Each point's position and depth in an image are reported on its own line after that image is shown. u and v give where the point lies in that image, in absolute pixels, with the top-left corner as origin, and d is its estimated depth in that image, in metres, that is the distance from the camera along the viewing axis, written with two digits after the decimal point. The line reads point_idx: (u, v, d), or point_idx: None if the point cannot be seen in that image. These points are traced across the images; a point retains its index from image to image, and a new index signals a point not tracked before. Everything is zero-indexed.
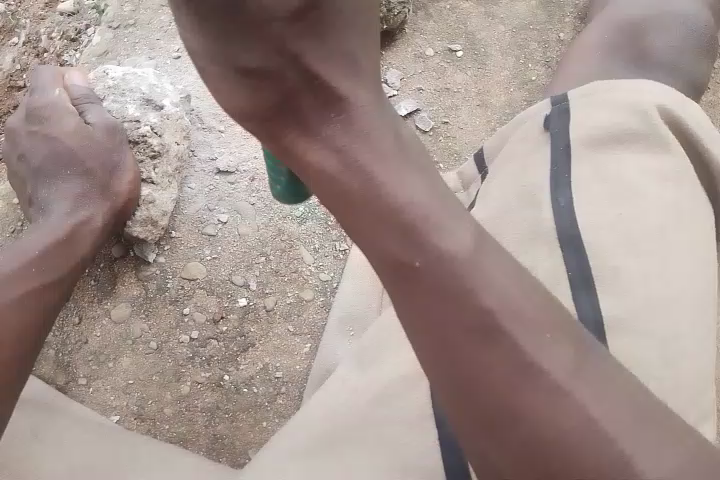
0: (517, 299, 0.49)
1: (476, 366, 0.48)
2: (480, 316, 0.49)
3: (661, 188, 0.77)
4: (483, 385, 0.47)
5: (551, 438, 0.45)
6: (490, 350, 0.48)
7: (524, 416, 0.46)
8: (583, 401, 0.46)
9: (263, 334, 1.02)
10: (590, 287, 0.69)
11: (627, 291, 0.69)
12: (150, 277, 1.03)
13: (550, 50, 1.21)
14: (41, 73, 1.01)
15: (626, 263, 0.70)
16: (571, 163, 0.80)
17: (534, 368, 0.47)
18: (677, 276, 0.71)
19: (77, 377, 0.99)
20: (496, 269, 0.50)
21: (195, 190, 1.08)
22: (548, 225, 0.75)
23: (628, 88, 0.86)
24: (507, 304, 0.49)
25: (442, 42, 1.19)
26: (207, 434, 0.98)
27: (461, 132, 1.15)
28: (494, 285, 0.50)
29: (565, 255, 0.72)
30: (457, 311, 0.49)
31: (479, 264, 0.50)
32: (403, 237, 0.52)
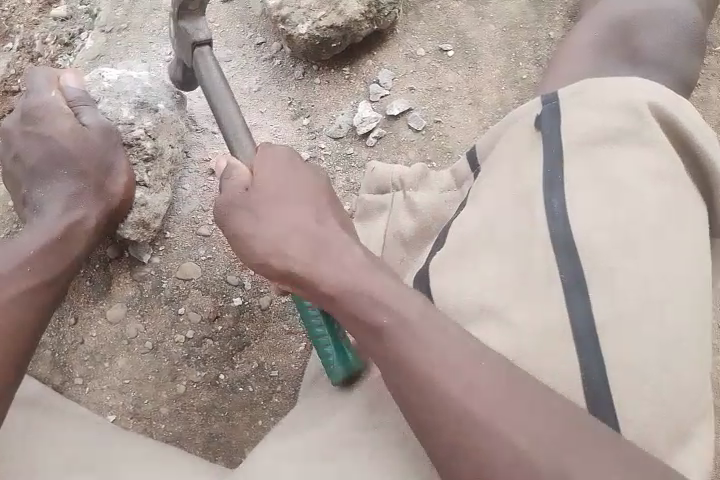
0: (459, 350, 0.63)
1: (431, 414, 0.61)
2: (424, 372, 0.62)
3: (656, 186, 0.77)
4: (433, 428, 0.61)
5: (488, 461, 0.59)
6: (434, 400, 0.61)
7: (466, 447, 0.59)
8: (509, 431, 0.59)
9: (258, 334, 1.03)
10: (583, 289, 0.71)
11: (622, 292, 0.70)
12: (144, 277, 1.04)
13: (540, 49, 1.22)
14: (35, 76, 1.00)
15: (620, 262, 0.72)
16: (562, 164, 0.82)
17: (469, 410, 0.60)
18: (670, 273, 0.72)
19: (73, 376, 0.99)
20: (434, 334, 0.64)
21: (189, 191, 1.09)
22: (540, 226, 0.77)
23: (621, 85, 0.86)
24: (444, 360, 0.62)
25: (433, 41, 1.20)
26: (204, 432, 0.99)
27: (453, 131, 1.16)
28: (442, 344, 0.63)
29: (558, 258, 0.74)
30: (415, 367, 0.63)
31: (429, 325, 0.64)
32: (364, 314, 0.66)
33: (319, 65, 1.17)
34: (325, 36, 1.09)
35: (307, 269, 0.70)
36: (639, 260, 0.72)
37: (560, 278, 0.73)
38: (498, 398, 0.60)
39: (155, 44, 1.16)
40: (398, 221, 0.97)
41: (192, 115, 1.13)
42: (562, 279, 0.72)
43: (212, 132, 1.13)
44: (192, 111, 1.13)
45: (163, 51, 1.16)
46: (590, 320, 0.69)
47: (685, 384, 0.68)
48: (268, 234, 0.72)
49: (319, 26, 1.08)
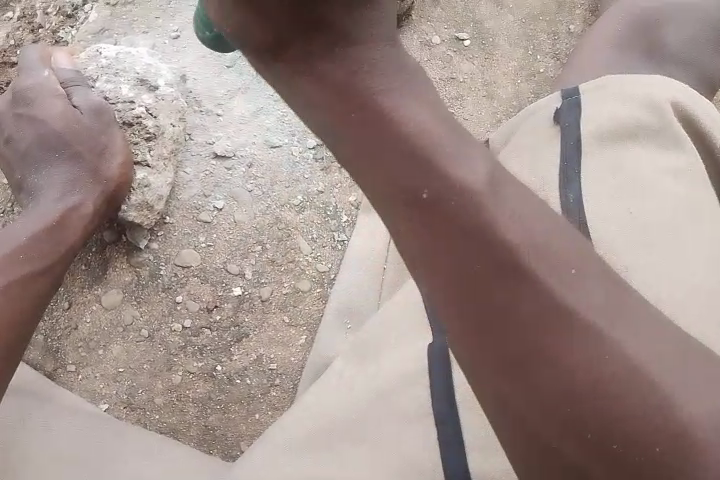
0: (535, 239, 0.51)
1: (509, 313, 0.49)
2: (506, 255, 0.50)
3: (676, 184, 0.74)
4: (513, 330, 0.49)
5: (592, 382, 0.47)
6: (515, 292, 0.49)
7: (561, 361, 0.47)
8: (618, 342, 0.47)
9: (258, 325, 1.00)
10: None
11: (635, 291, 0.66)
12: (142, 263, 1.00)
13: (559, 42, 1.18)
14: (26, 52, 0.96)
15: (635, 261, 0.68)
16: (580, 158, 0.79)
17: (564, 310, 0.49)
18: (689, 273, 0.67)
19: (65, 363, 0.96)
20: (509, 205, 0.52)
21: (190, 175, 1.05)
22: (556, 219, 0.74)
23: (643, 80, 0.83)
24: (530, 240, 0.51)
25: (449, 30, 1.16)
26: (199, 425, 0.96)
27: (466, 123, 1.12)
28: (516, 228, 0.51)
29: None
30: (483, 257, 0.50)
31: (502, 202, 0.52)
32: (418, 167, 0.53)
33: None
34: None
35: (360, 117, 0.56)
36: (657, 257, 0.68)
37: None
38: (598, 305, 0.49)
39: (160, 21, 1.12)
40: None
41: (196, 96, 1.09)
42: None
43: (216, 114, 1.08)
44: (196, 92, 1.09)
45: (169, 28, 1.12)
46: None
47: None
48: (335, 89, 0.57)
49: None
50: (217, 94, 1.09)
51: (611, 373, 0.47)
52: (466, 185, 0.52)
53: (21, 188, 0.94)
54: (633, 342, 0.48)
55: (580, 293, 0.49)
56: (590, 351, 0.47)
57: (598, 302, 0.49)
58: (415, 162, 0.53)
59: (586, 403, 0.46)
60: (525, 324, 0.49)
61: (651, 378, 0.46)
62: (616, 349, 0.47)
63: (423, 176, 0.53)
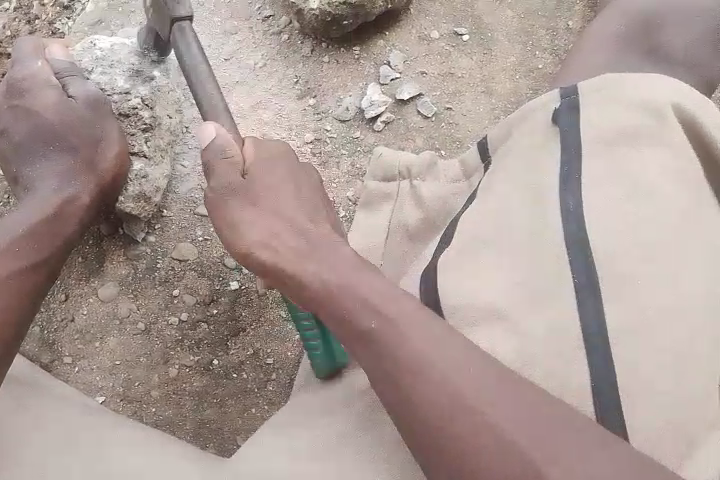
0: (436, 347, 0.60)
1: (411, 368, 0.60)
2: (402, 358, 0.60)
3: (674, 186, 0.75)
4: (407, 386, 0.60)
5: (467, 438, 0.56)
6: (418, 379, 0.59)
7: (434, 422, 0.58)
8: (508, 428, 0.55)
9: (255, 319, 1.00)
10: (596, 291, 0.68)
11: (630, 297, 0.67)
12: (139, 256, 1.00)
13: (558, 38, 1.18)
14: (19, 44, 0.95)
15: (634, 269, 0.69)
16: (581, 161, 0.79)
17: (452, 390, 0.58)
18: (684, 281, 0.68)
19: (62, 355, 0.97)
20: (417, 334, 0.61)
21: (187, 168, 1.05)
22: (554, 223, 0.74)
23: (641, 80, 0.84)
24: (426, 346, 0.60)
25: (448, 24, 1.16)
26: (194, 418, 0.96)
27: (464, 119, 1.12)
28: (427, 337, 0.61)
29: (571, 256, 0.71)
30: (389, 360, 0.61)
31: (408, 315, 0.62)
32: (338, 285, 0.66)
33: (328, 44, 1.12)
34: (337, 13, 1.05)
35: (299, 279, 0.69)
36: (653, 262, 0.69)
37: (571, 279, 0.70)
38: (487, 382, 0.57)
39: None
40: (403, 213, 0.96)
41: (193, 89, 1.09)
42: (577, 279, 0.69)
43: None
44: None
45: None
46: (601, 322, 0.66)
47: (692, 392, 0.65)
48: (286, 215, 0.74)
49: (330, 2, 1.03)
50: None
51: (498, 437, 0.55)
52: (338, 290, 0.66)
53: (17, 181, 0.93)
54: (510, 416, 0.55)
55: (458, 372, 0.58)
56: (466, 414, 0.57)
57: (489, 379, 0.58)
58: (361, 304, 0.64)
59: (458, 443, 0.56)
60: (432, 393, 0.59)
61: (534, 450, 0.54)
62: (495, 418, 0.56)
63: (366, 309, 0.64)
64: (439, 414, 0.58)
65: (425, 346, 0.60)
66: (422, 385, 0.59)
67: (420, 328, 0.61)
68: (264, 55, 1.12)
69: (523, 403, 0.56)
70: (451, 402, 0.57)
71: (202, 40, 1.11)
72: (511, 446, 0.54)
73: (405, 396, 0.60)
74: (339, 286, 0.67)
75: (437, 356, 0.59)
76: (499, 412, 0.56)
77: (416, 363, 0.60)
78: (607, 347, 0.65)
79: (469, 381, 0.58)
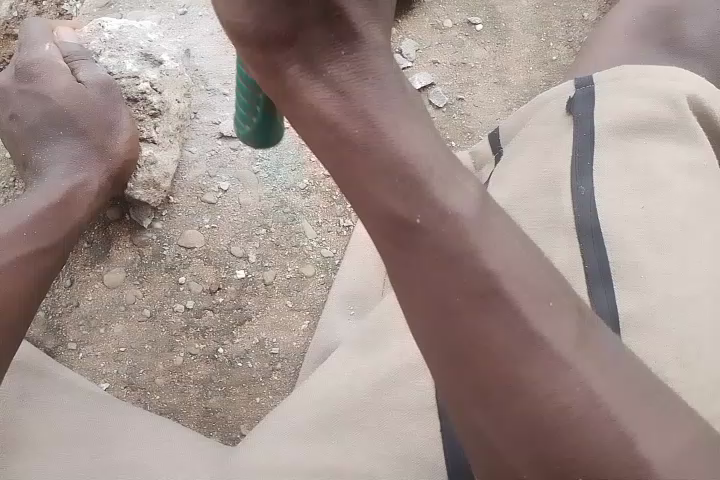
0: (513, 267, 0.51)
1: (478, 310, 0.49)
2: (478, 279, 0.50)
3: (692, 182, 0.74)
4: (465, 320, 0.49)
5: (526, 379, 0.48)
6: (487, 314, 0.49)
7: (496, 365, 0.48)
8: (582, 375, 0.48)
9: (261, 308, 0.99)
10: (608, 280, 0.67)
11: (646, 289, 0.66)
12: (146, 243, 0.99)
13: (574, 30, 1.16)
14: (29, 27, 0.94)
15: (648, 258, 0.68)
16: (595, 149, 0.78)
17: (533, 336, 0.49)
18: (698, 273, 0.67)
19: (67, 341, 0.96)
20: (496, 249, 0.51)
21: (196, 154, 1.04)
22: (568, 213, 0.74)
23: (661, 72, 0.82)
24: (505, 268, 0.51)
25: (461, 14, 1.14)
26: (199, 406, 0.96)
27: (476, 110, 1.10)
28: (501, 264, 0.51)
29: (582, 244, 0.70)
30: (453, 283, 0.50)
31: (488, 229, 0.52)
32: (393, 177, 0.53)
33: None
34: None
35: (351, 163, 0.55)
36: (669, 257, 0.68)
37: (583, 267, 0.69)
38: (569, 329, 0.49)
39: None
40: None
41: (203, 74, 1.07)
42: (587, 266, 0.69)
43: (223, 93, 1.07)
44: (202, 69, 1.07)
45: (176, 3, 1.09)
46: (613, 310, 0.66)
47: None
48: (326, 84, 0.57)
49: None
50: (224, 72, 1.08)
51: (570, 397, 0.47)
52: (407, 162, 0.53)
53: (26, 166, 0.92)
54: (595, 371, 0.48)
55: (538, 312, 0.49)
56: (544, 364, 0.48)
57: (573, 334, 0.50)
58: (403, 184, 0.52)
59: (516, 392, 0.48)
60: (502, 334, 0.49)
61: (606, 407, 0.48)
62: (573, 368, 0.48)
63: (413, 199, 0.52)
64: (497, 355, 0.48)
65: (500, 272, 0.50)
66: (488, 314, 0.49)
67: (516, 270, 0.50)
68: None
69: (603, 357, 0.50)
70: (522, 342, 0.48)
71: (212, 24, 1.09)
72: (591, 398, 0.47)
73: (464, 335, 0.49)
74: (377, 154, 0.54)
75: (511, 287, 0.50)
76: (575, 364, 0.48)
77: (488, 298, 0.49)
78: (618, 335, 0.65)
79: (545, 324, 0.49)
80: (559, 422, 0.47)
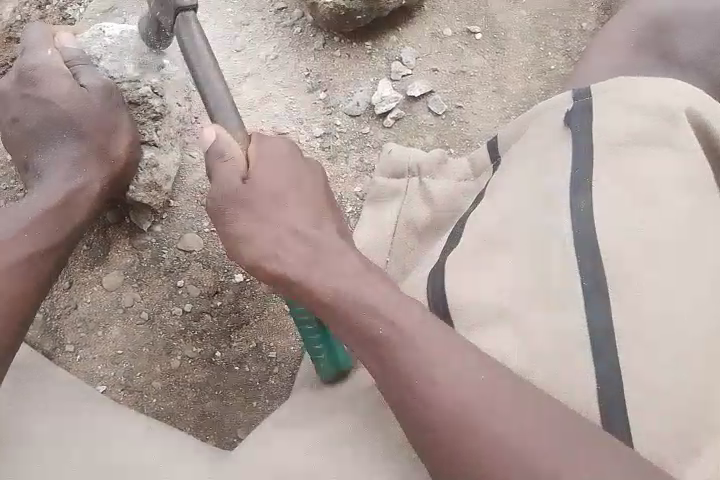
0: (430, 341, 0.63)
1: (410, 381, 0.62)
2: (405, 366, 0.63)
3: (691, 195, 0.74)
4: (408, 403, 0.62)
5: (464, 440, 0.59)
6: (418, 388, 0.62)
7: (438, 433, 0.60)
8: (501, 430, 0.59)
9: (259, 311, 1.00)
10: (602, 292, 0.68)
11: (642, 303, 0.66)
12: (144, 246, 1.00)
13: (572, 40, 1.17)
14: (29, 31, 0.93)
15: (644, 271, 0.68)
16: (593, 162, 0.78)
17: (457, 405, 0.60)
18: (694, 284, 0.67)
19: (64, 343, 0.96)
20: (417, 337, 0.64)
21: (196, 158, 1.04)
22: (562, 225, 0.74)
23: (660, 87, 0.83)
24: (423, 348, 0.63)
25: (461, 22, 1.15)
26: (196, 410, 0.96)
27: (475, 118, 1.11)
28: (426, 350, 0.63)
29: (580, 256, 0.70)
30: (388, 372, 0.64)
31: (408, 314, 0.65)
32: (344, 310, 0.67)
33: (340, 38, 1.11)
34: (350, 7, 1.04)
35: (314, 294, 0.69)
36: (665, 272, 0.68)
37: (578, 281, 0.69)
38: (482, 391, 0.60)
39: None
40: (411, 207, 0.95)
41: None
42: (584, 279, 0.69)
43: None
44: None
45: None
46: (607, 322, 0.66)
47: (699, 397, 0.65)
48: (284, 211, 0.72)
49: None
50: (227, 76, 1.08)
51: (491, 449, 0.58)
52: (343, 306, 0.67)
53: (28, 168, 0.92)
54: (505, 420, 0.59)
55: (453, 382, 0.61)
56: (461, 420, 0.60)
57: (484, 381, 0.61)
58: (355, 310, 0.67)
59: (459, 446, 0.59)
60: (428, 405, 0.61)
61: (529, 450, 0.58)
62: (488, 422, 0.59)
63: (372, 317, 0.66)
64: (434, 426, 0.61)
65: (435, 357, 0.62)
66: (433, 392, 0.61)
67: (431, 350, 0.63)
68: (276, 48, 1.10)
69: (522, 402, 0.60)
70: (448, 412, 0.60)
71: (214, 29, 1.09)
72: (515, 447, 0.58)
73: (415, 415, 0.62)
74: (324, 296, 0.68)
75: (449, 368, 0.62)
76: (491, 421, 0.59)
77: (414, 375, 0.62)
78: (612, 345, 0.65)
79: (479, 394, 0.60)
80: (505, 473, 0.57)
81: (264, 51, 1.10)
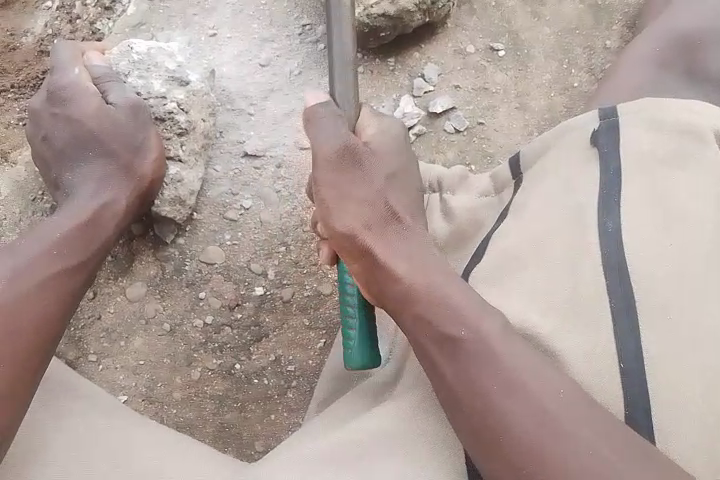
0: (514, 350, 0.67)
1: (487, 387, 0.66)
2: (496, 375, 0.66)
3: (716, 213, 0.75)
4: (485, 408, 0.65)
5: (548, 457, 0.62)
6: (502, 400, 0.65)
7: (526, 450, 0.63)
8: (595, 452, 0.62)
9: (279, 325, 1.00)
10: (634, 322, 0.68)
11: (675, 326, 0.68)
12: (168, 258, 1.01)
13: (595, 56, 1.16)
14: (57, 49, 0.96)
15: (671, 296, 0.69)
16: (620, 184, 0.78)
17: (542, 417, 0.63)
18: (716, 312, 0.69)
19: (87, 352, 0.97)
20: (501, 349, 0.67)
21: (220, 172, 1.05)
22: (592, 248, 0.73)
23: (681, 107, 0.83)
24: (514, 364, 0.66)
25: (484, 39, 1.15)
26: (214, 421, 0.97)
27: (497, 134, 1.11)
28: (510, 363, 0.66)
29: (610, 285, 0.70)
30: (467, 372, 0.67)
31: (498, 336, 0.67)
32: (426, 312, 0.70)
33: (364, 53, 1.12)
34: (375, 24, 1.05)
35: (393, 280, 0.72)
36: (693, 295, 0.70)
37: (608, 304, 0.70)
38: (574, 416, 0.63)
39: (197, 17, 1.12)
40: (433, 227, 0.94)
41: (229, 94, 1.09)
42: (613, 304, 0.69)
43: (248, 113, 1.09)
44: (228, 89, 1.09)
45: (206, 25, 1.12)
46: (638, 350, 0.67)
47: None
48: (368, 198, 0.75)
49: (370, 13, 1.03)
50: (251, 92, 1.10)
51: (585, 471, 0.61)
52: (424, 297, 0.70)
53: (57, 184, 0.94)
54: (603, 447, 0.62)
55: (537, 391, 0.64)
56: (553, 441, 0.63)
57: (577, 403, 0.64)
58: (436, 313, 0.69)
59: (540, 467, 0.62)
60: (512, 418, 0.64)
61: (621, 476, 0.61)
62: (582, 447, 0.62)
63: (436, 320, 0.69)
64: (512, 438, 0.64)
65: (515, 370, 0.65)
66: (511, 399, 0.65)
67: (515, 363, 0.66)
68: (300, 64, 1.12)
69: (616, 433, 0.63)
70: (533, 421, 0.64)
71: (243, 41, 1.12)
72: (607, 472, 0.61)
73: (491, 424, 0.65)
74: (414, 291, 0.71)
75: (557, 433, 0.63)
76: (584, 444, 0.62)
77: (494, 383, 0.66)
78: (643, 377, 0.66)
79: (602, 471, 0.61)
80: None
81: (288, 67, 1.12)
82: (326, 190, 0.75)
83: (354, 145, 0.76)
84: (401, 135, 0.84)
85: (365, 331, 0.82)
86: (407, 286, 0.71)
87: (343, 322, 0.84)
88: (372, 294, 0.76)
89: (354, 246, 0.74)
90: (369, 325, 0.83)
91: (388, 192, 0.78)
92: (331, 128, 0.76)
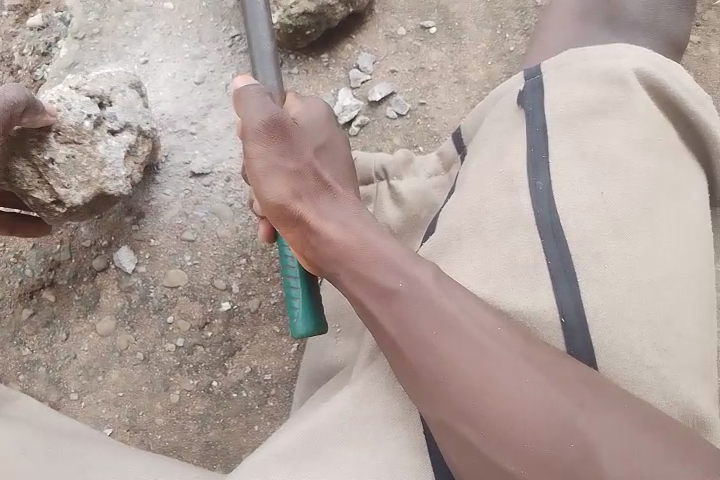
0: (457, 299, 0.62)
1: (430, 336, 0.61)
2: (441, 321, 0.61)
3: (646, 157, 0.73)
4: (431, 359, 0.60)
5: (496, 404, 0.58)
6: (447, 347, 0.60)
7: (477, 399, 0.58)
8: (548, 393, 0.57)
9: (249, 337, 1.02)
10: (571, 274, 0.67)
11: (611, 280, 0.66)
12: (132, 288, 1.02)
13: (528, 18, 1.15)
14: None
15: (609, 250, 0.67)
16: (548, 142, 0.75)
17: (490, 365, 0.59)
18: (655, 258, 0.67)
19: (69, 392, 1.00)
20: (444, 299, 0.62)
21: (171, 196, 1.05)
22: (525, 212, 0.71)
23: (607, 52, 0.79)
24: (457, 313, 0.61)
25: (414, 20, 1.14)
26: (200, 441, 1.00)
27: (439, 112, 1.11)
28: (452, 312, 0.61)
29: (544, 242, 0.69)
30: (409, 323, 0.62)
31: (444, 287, 0.63)
32: (364, 266, 0.65)
33: (296, 54, 1.10)
34: (298, 24, 1.03)
35: (326, 238, 0.67)
36: (629, 246, 0.67)
37: (545, 263, 0.68)
38: (521, 359, 0.59)
39: (128, 48, 1.10)
40: (384, 213, 0.92)
41: (170, 118, 1.08)
42: (549, 263, 0.68)
43: (191, 132, 1.07)
44: (168, 112, 1.08)
45: (137, 53, 1.10)
46: (579, 313, 0.65)
47: (679, 359, 0.65)
48: (296, 176, 0.69)
49: (289, 14, 1.01)
50: (191, 112, 1.08)
51: (538, 413, 0.57)
52: (359, 249, 0.65)
53: None
54: (557, 387, 0.57)
55: (486, 338, 0.60)
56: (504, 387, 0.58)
57: (525, 347, 0.60)
58: (375, 264, 0.64)
59: (488, 414, 0.58)
60: (460, 366, 0.59)
61: (577, 416, 0.56)
62: (533, 390, 0.58)
63: (374, 273, 0.64)
64: (460, 387, 0.59)
65: (459, 318, 0.61)
66: (458, 344, 0.60)
67: (460, 311, 0.61)
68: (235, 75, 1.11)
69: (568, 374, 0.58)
70: (479, 369, 0.59)
71: (179, 60, 1.10)
72: (562, 414, 0.56)
73: (436, 374, 0.60)
74: (349, 246, 0.66)
75: (497, 370, 0.59)
76: (537, 386, 0.58)
77: (437, 331, 0.61)
78: (585, 337, 0.64)
79: (542, 405, 0.57)
80: (541, 430, 0.56)
81: (224, 80, 1.10)
82: (257, 162, 0.69)
83: (282, 120, 0.69)
84: (326, 115, 0.76)
85: (308, 300, 0.80)
86: (335, 242, 0.66)
87: (288, 294, 0.83)
88: (308, 260, 0.71)
89: (288, 215, 0.69)
90: (312, 294, 0.81)
91: (320, 165, 0.71)
92: (259, 104, 0.69)
